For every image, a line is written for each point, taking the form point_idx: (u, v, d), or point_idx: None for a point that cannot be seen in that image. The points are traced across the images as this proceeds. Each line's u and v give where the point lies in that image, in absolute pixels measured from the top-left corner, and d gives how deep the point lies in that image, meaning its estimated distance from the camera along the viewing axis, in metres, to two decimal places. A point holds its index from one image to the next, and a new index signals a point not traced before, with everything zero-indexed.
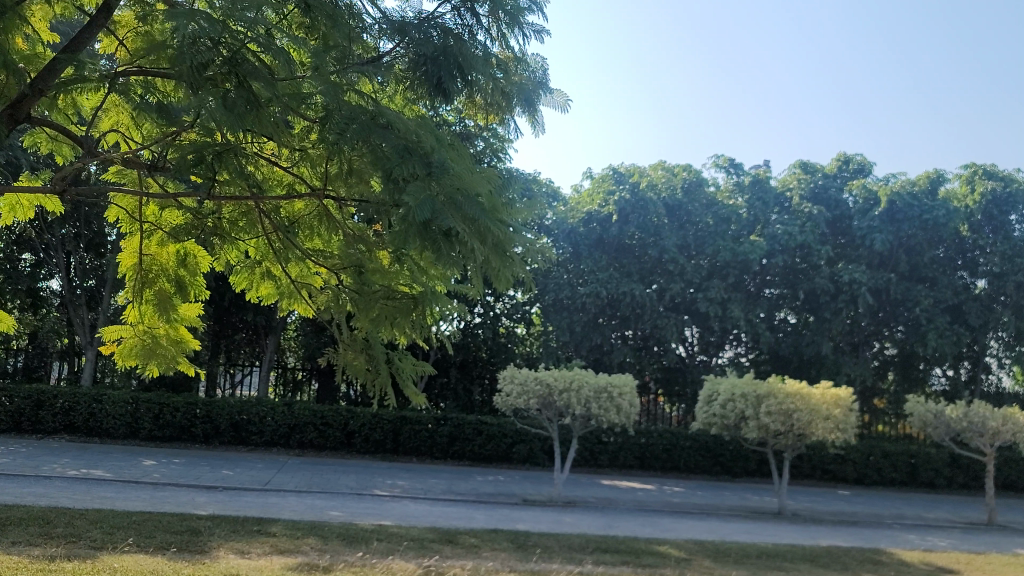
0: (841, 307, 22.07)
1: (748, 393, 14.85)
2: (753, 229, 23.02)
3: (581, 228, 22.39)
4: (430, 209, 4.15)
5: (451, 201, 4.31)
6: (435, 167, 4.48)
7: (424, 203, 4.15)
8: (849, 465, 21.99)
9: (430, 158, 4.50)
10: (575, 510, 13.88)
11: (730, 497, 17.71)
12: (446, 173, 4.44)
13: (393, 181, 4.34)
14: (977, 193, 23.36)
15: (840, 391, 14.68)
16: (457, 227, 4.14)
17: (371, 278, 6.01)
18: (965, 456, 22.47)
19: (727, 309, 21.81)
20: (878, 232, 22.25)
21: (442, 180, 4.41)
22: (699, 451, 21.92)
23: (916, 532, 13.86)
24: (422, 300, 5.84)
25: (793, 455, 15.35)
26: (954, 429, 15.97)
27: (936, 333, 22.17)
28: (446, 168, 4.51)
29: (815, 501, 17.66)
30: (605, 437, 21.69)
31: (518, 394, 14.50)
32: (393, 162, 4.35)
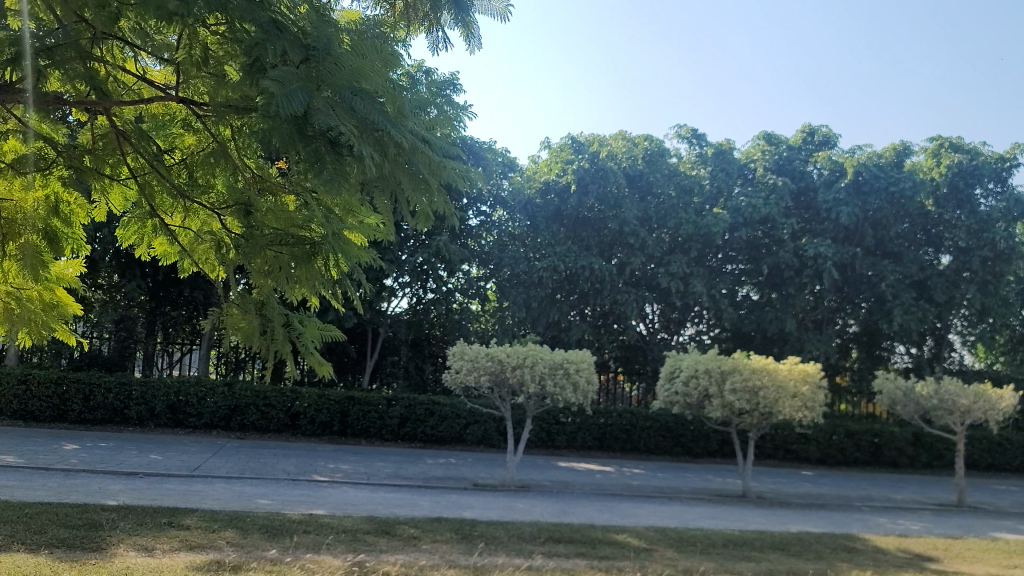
0: (805, 283, 21.43)
1: (712, 369, 14.08)
2: (716, 201, 22.14)
3: (538, 199, 21.53)
4: (305, 102, 3.84)
5: (330, 96, 4.01)
6: (314, 52, 4.16)
7: (298, 93, 3.86)
8: (812, 445, 21.40)
9: (309, 43, 4.19)
10: (528, 494, 12.98)
11: (691, 479, 16.97)
12: (323, 57, 4.12)
13: (262, 70, 4.08)
14: (943, 166, 22.83)
15: (807, 366, 14.00)
16: (338, 127, 3.85)
17: (262, 220, 5.08)
18: (929, 435, 22.02)
19: (689, 284, 21.05)
20: (845, 205, 21.54)
21: (318, 66, 4.10)
22: (659, 432, 21.20)
23: (886, 515, 13.19)
24: (323, 246, 4.76)
25: (758, 435, 14.64)
26: (923, 407, 15.34)
27: (902, 310, 21.62)
28: (327, 51, 4.19)
29: (779, 482, 16.99)
30: (563, 417, 20.90)
31: (467, 371, 13.50)
32: (261, 47, 4.09)
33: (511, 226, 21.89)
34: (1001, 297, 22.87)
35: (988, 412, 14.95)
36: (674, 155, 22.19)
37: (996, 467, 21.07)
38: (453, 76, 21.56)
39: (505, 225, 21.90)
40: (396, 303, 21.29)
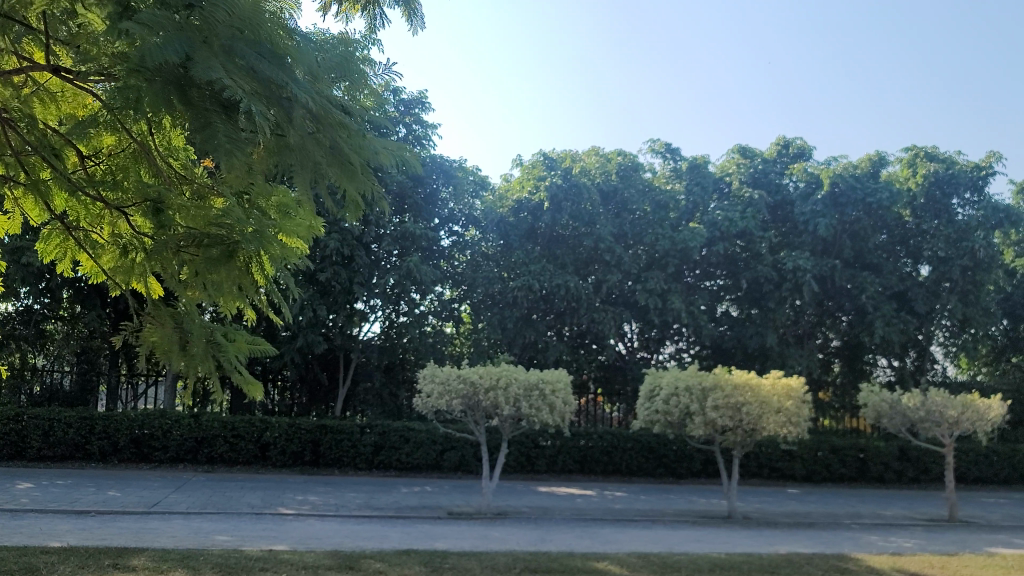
0: (784, 296, 21.06)
1: (692, 386, 13.58)
2: (691, 216, 21.85)
3: (511, 218, 21.09)
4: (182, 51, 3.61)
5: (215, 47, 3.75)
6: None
7: (174, 43, 3.61)
8: (797, 462, 20.94)
9: None
10: (505, 522, 12.42)
11: (675, 500, 16.44)
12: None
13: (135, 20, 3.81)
14: (919, 175, 22.62)
15: (790, 380, 13.53)
16: (221, 79, 3.59)
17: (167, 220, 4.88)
18: (914, 449, 21.63)
19: (667, 301, 20.64)
20: (822, 217, 21.24)
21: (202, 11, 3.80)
22: (641, 452, 20.70)
23: (876, 533, 12.73)
24: (239, 245, 4.29)
25: (742, 453, 14.14)
26: (910, 419, 14.94)
27: (883, 322, 21.27)
28: None
29: (766, 502, 16.51)
30: (542, 441, 20.38)
31: (439, 394, 12.95)
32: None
33: (484, 246, 21.51)
34: (981, 307, 22.63)
35: (975, 423, 14.56)
36: (648, 170, 21.86)
37: (984, 479, 20.70)
38: (421, 95, 21.23)
39: (477, 246, 21.45)
40: (367, 328, 20.68)
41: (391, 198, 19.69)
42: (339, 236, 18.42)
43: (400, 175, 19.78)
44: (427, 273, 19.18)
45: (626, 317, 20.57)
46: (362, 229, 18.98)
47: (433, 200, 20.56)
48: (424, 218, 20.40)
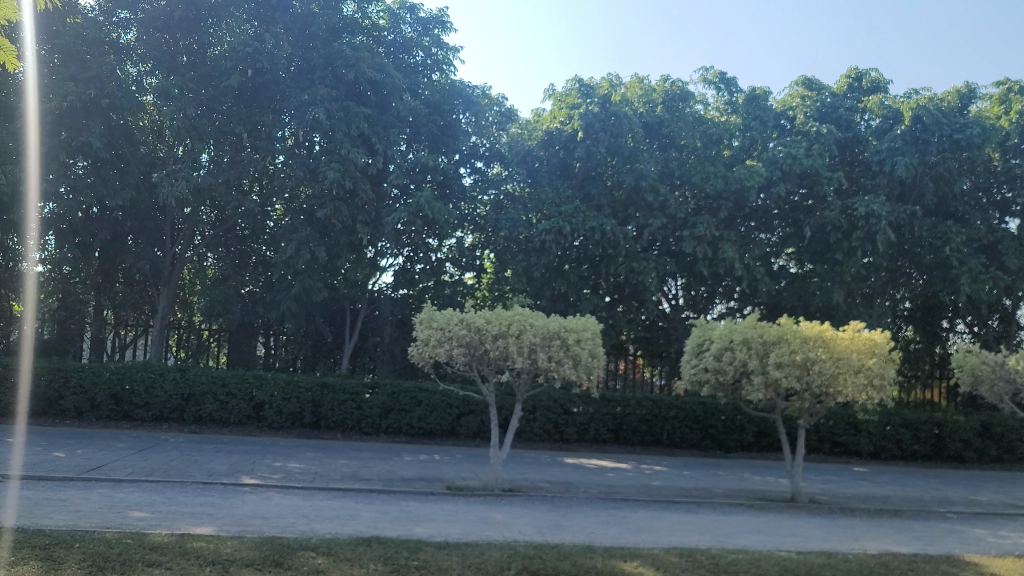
0: (853, 246, 18.29)
1: (751, 340, 10.97)
2: (749, 153, 19.24)
3: (540, 152, 18.32)
4: None
5: None
6: None
7: None
8: (863, 437, 18.30)
9: None
10: (516, 501, 10.03)
11: (725, 479, 13.95)
12: None
13: None
14: (1014, 111, 19.65)
15: (874, 335, 10.83)
16: None
17: None
18: (999, 424, 18.81)
19: (718, 249, 18.09)
20: (902, 155, 18.33)
21: None
22: (686, 423, 18.26)
23: (983, 525, 10.09)
24: None
25: (811, 423, 11.55)
26: (1017, 386, 12.25)
27: (968, 278, 18.43)
28: None
29: (833, 482, 13.96)
30: (572, 406, 18.11)
31: (437, 342, 10.55)
32: None
33: (509, 185, 18.92)
34: None
35: None
36: (700, 102, 19.09)
37: None
38: (442, 14, 18.47)
39: (503, 185, 18.86)
40: (375, 278, 18.36)
41: (404, 127, 17.41)
42: (340, 166, 16.08)
43: (413, 101, 17.51)
44: (441, 210, 16.83)
45: (672, 267, 18.07)
46: (367, 161, 16.66)
47: (452, 130, 18.30)
48: (443, 150, 18.19)
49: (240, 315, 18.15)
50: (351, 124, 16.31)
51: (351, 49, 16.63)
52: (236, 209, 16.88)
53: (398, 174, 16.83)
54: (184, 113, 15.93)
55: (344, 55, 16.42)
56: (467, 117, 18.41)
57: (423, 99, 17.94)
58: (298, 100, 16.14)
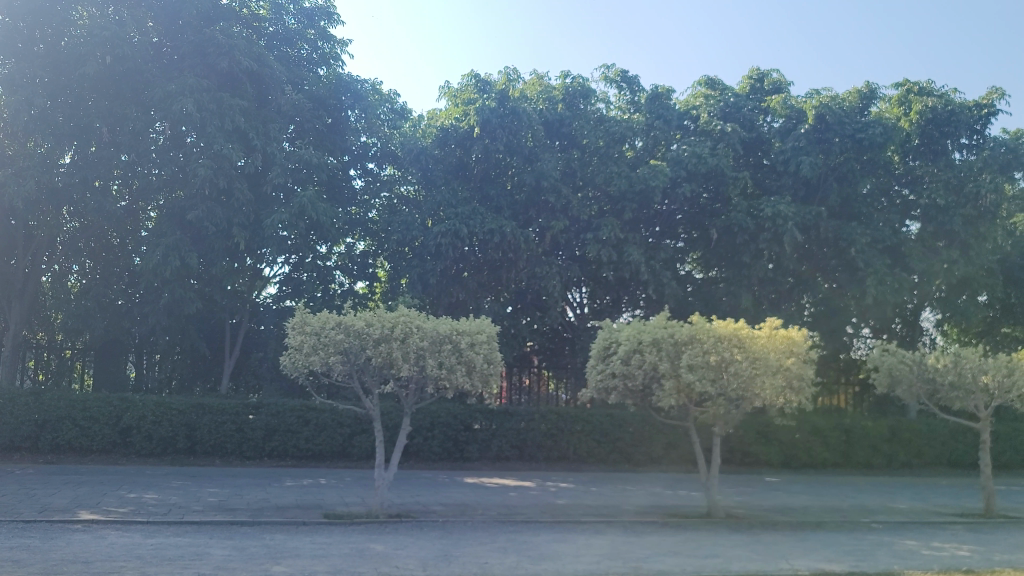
0: (760, 249, 17.76)
1: (661, 341, 10.01)
2: (653, 153, 18.57)
3: (436, 151, 17.16)
4: None
5: None
6: None
7: None
8: (774, 446, 17.72)
9: None
10: (403, 528, 8.79)
11: (635, 494, 12.99)
12: None
13: None
14: (914, 112, 19.46)
15: (791, 333, 10.01)
16: None
17: None
18: (906, 429, 18.43)
19: (623, 252, 17.30)
20: (806, 155, 18.04)
21: None
22: (593, 436, 17.36)
23: (912, 535, 9.34)
24: None
25: (726, 430, 10.66)
26: (933, 385, 11.70)
27: (875, 280, 18.16)
28: None
29: (748, 494, 13.18)
30: (474, 422, 17.02)
31: (311, 349, 9.22)
32: None
33: (403, 187, 17.66)
34: (982, 265, 19.68)
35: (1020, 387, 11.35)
36: (602, 100, 18.35)
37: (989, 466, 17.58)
38: (327, 4, 17.11)
39: (392, 187, 17.57)
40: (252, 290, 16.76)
41: (286, 122, 16.03)
42: (212, 162, 14.80)
43: (296, 94, 16.10)
44: (326, 211, 15.58)
45: (576, 272, 17.14)
46: (245, 159, 15.30)
47: (340, 128, 16.90)
48: (328, 149, 16.65)
49: (104, 330, 16.37)
50: (224, 118, 14.94)
51: (224, 36, 15.24)
52: (97, 212, 15.19)
53: (279, 172, 15.36)
54: (34, 104, 14.30)
55: (216, 42, 15.02)
56: (356, 115, 17.11)
57: (307, 94, 16.49)
58: (164, 91, 14.77)
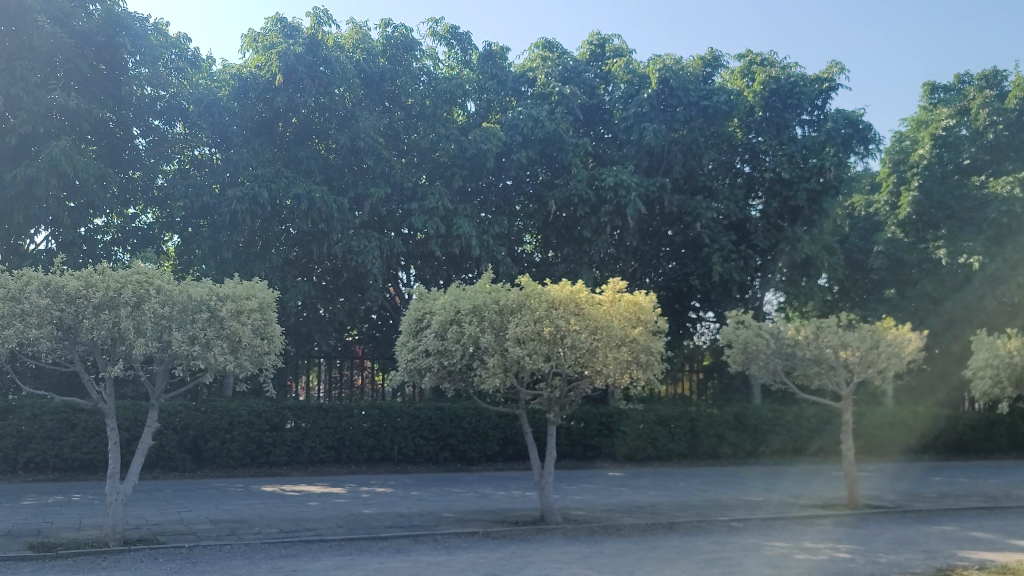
0: (601, 223, 16.30)
1: (483, 308, 8.14)
2: (486, 117, 16.94)
3: (235, 104, 14.74)
4: None
5: None
6: None
7: None
8: (617, 438, 16.29)
9: None
10: (134, 560, 6.48)
11: (461, 498, 11.09)
12: None
13: None
14: (758, 83, 18.60)
15: (637, 297, 8.33)
16: None
17: None
18: (752, 416, 17.44)
19: (452, 225, 15.44)
20: (648, 122, 16.81)
21: None
22: (420, 434, 15.42)
23: (778, 534, 7.85)
24: None
25: (562, 418, 8.86)
26: (792, 359, 10.42)
27: (720, 257, 17.13)
28: None
29: (589, 492, 11.55)
30: (282, 421, 14.67)
31: (10, 317, 6.89)
32: None
33: (194, 149, 15.22)
34: (823, 244, 19.08)
35: (885, 362, 10.14)
36: (429, 57, 16.42)
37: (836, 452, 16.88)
38: None
39: (179, 146, 15.13)
40: None
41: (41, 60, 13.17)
42: None
43: (54, 26, 13.23)
44: (87, 166, 12.89)
45: (400, 247, 15.14)
46: None
47: (116, 75, 14.00)
48: (99, 96, 13.78)
49: None
50: None
51: None
52: None
53: (27, 120, 12.71)
54: None
55: None
56: (135, 61, 14.13)
57: (70, 30, 13.50)
58: None
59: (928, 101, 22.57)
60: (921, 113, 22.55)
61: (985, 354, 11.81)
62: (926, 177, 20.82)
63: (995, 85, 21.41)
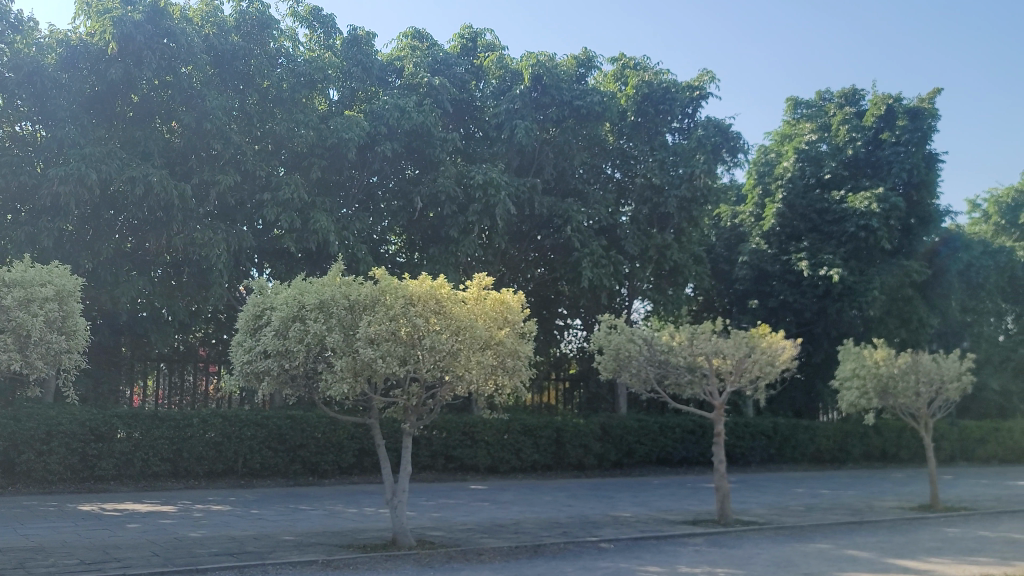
0: (469, 223, 15.48)
1: (330, 304, 7.12)
2: (349, 106, 15.89)
3: (62, 74, 13.13)
4: None
5: None
6: None
7: None
8: (481, 448, 15.50)
9: None
10: None
11: (306, 517, 10.04)
12: None
13: None
14: (631, 87, 18.30)
15: (505, 296, 7.56)
16: None
17: None
18: (617, 426, 17.02)
19: (309, 219, 14.32)
20: (520, 119, 16.14)
21: None
22: (268, 444, 14.20)
23: (650, 557, 7.21)
24: None
25: (418, 428, 7.95)
26: (664, 366, 9.91)
27: (591, 262, 16.58)
28: None
29: (450, 509, 10.72)
30: (110, 431, 13.11)
31: None
32: None
33: (16, 123, 13.55)
34: (691, 253, 18.93)
35: (757, 371, 9.77)
36: (288, 38, 15.27)
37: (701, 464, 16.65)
38: None
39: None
40: None
41: None
42: None
43: None
44: None
45: (249, 241, 13.89)
46: None
47: None
48: None
49: None
50: None
51: None
52: None
53: None
54: None
55: None
56: None
57: None
58: None
59: (791, 116, 22.46)
60: (784, 127, 22.77)
61: (852, 364, 11.79)
62: (790, 189, 21.03)
63: (853, 103, 21.87)
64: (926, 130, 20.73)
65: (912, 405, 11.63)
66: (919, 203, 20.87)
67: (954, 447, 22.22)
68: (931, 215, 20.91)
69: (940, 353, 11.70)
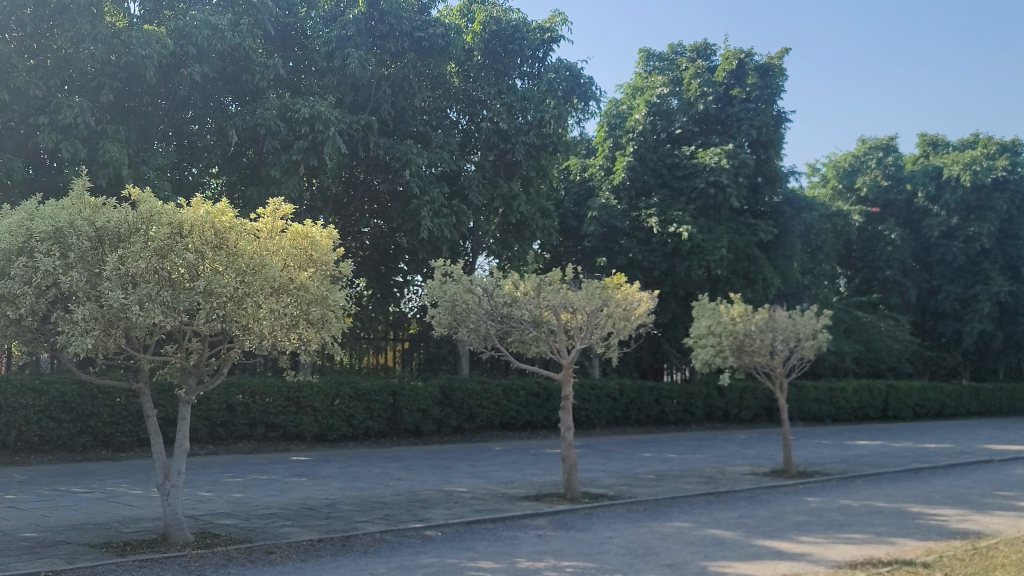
0: (293, 161, 13.65)
1: (69, 232, 5.40)
2: (152, 22, 13.69)
3: None
4: None
5: None
6: None
7: None
8: (307, 415, 13.89)
9: None
10: None
11: (75, 504, 8.22)
12: None
13: None
14: (478, 23, 17.03)
15: (308, 229, 6.04)
16: None
17: None
18: (458, 389, 15.81)
19: (98, 149, 12.17)
20: (353, 48, 14.41)
21: None
22: (48, 414, 12.01)
23: (483, 549, 5.92)
24: None
25: (198, 396, 6.30)
26: (505, 320, 8.65)
27: (431, 211, 15.12)
28: None
29: (259, 488, 9.15)
30: None
31: None
32: None
33: None
34: (539, 206, 17.80)
35: (608, 325, 8.69)
36: None
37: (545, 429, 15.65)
38: None
39: None
40: None
41: None
42: None
43: None
44: None
45: (22, 173, 11.61)
46: None
47: None
48: None
49: None
50: None
51: None
52: None
53: None
54: None
55: None
56: None
57: None
58: None
59: (642, 69, 21.70)
60: (636, 79, 21.92)
61: (707, 322, 10.93)
62: (641, 143, 20.20)
63: (705, 58, 21.29)
64: (775, 88, 20.49)
65: (767, 365, 10.91)
66: (766, 162, 20.59)
67: (790, 407, 22.36)
68: (777, 174, 20.64)
69: (796, 310, 11.00)
